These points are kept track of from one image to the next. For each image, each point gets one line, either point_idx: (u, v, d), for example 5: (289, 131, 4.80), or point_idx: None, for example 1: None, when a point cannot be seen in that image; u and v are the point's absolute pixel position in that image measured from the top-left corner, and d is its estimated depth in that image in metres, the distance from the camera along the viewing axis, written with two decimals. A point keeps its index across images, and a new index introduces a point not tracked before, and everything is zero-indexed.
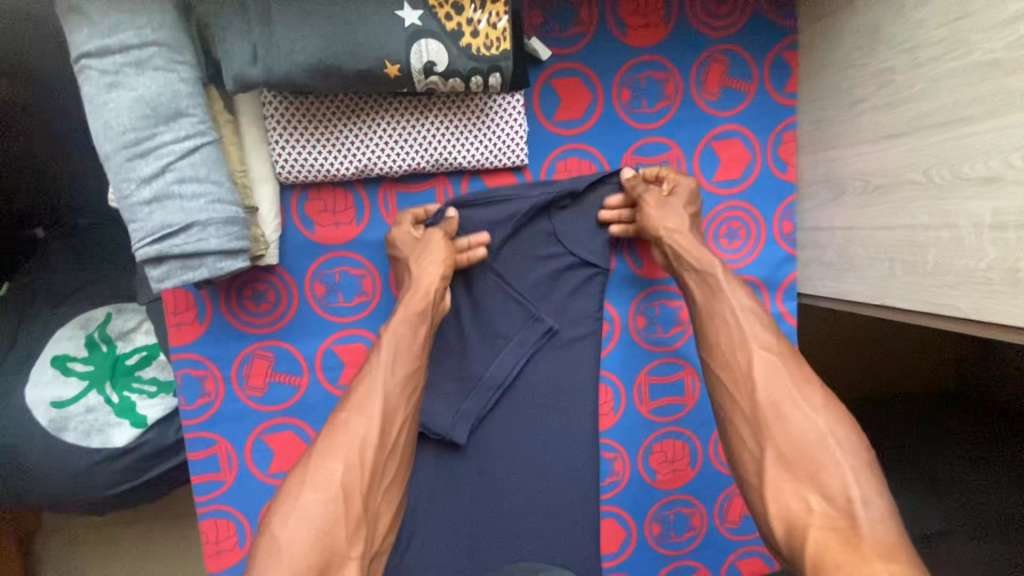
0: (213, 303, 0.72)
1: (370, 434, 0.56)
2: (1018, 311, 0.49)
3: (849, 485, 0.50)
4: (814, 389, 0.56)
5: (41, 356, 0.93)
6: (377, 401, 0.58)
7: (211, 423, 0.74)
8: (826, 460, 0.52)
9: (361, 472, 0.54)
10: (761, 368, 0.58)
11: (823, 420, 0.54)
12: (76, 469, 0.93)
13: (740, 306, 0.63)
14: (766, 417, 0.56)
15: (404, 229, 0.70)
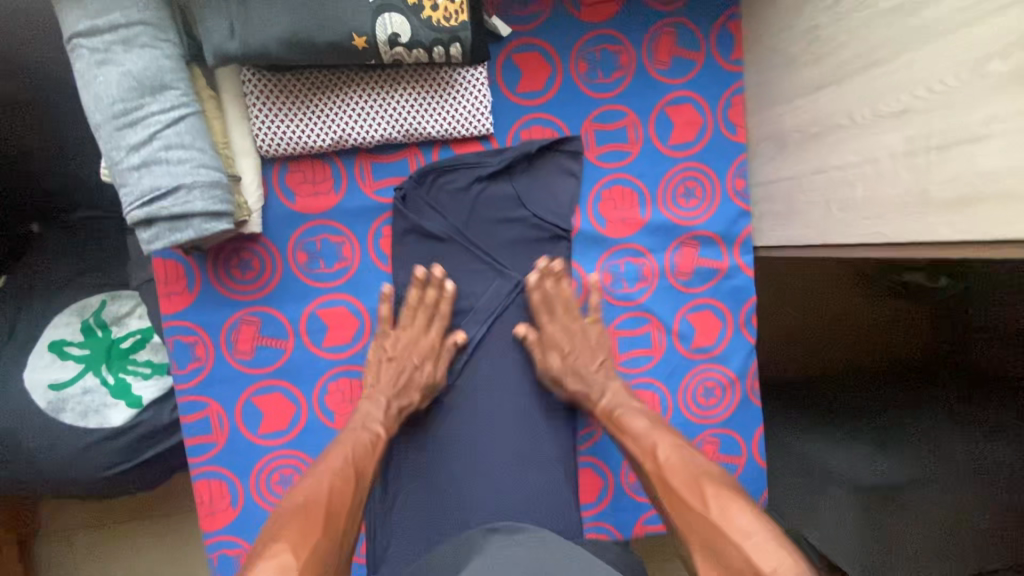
0: (201, 273, 0.76)
1: (331, 493, 0.61)
2: (930, 227, 0.54)
3: (751, 564, 0.52)
4: (730, 510, 0.57)
5: (40, 341, 0.97)
6: (337, 469, 0.63)
7: (202, 388, 0.78)
8: (727, 547, 0.54)
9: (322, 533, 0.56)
10: (660, 482, 0.65)
11: (739, 536, 0.54)
12: (75, 449, 0.96)
13: (657, 450, 0.66)
14: (678, 525, 0.60)
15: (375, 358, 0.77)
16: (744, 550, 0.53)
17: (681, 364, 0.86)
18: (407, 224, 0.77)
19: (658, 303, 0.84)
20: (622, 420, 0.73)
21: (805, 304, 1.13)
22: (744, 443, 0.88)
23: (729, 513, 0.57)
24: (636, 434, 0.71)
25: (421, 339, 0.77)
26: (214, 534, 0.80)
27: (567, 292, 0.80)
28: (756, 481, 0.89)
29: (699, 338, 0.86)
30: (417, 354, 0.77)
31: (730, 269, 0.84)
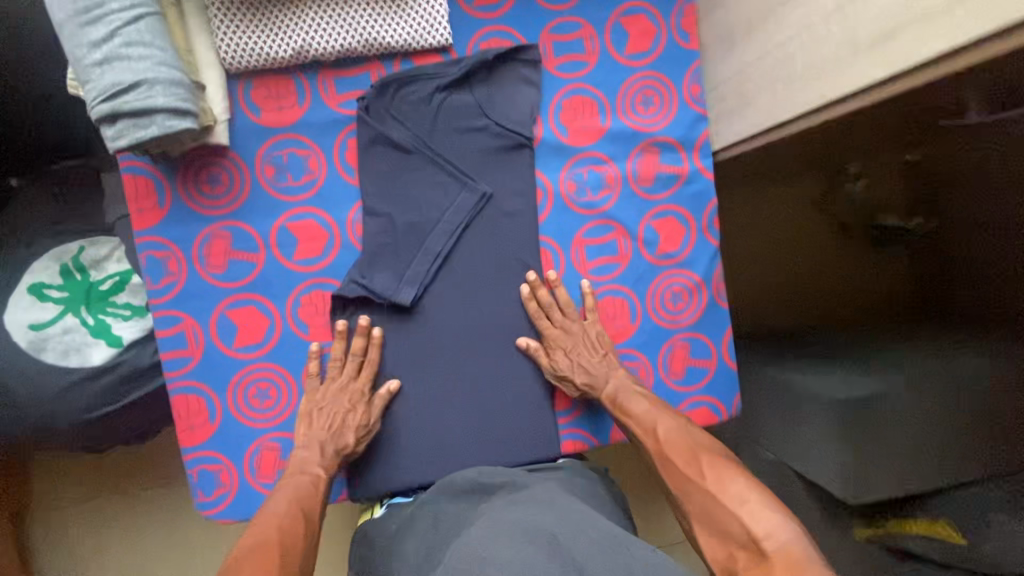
0: (171, 189, 0.78)
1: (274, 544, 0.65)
2: (864, 73, 0.57)
3: (747, 527, 0.62)
4: (718, 471, 0.70)
5: (19, 283, 0.98)
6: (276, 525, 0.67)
7: (176, 303, 0.79)
8: (723, 514, 0.65)
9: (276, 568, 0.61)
10: (663, 462, 0.75)
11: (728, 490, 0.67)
12: (55, 389, 0.98)
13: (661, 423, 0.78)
14: (680, 498, 0.71)
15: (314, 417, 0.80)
16: (741, 518, 0.63)
17: (647, 270, 0.88)
18: (372, 133, 0.80)
19: (622, 210, 0.86)
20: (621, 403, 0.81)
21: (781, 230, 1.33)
22: (713, 346, 0.90)
23: (725, 487, 0.67)
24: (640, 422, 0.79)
25: (347, 384, 0.81)
26: (193, 449, 0.81)
27: (565, 299, 0.85)
28: (727, 384, 0.91)
29: (664, 244, 0.88)
30: (346, 400, 0.80)
31: (691, 174, 0.87)
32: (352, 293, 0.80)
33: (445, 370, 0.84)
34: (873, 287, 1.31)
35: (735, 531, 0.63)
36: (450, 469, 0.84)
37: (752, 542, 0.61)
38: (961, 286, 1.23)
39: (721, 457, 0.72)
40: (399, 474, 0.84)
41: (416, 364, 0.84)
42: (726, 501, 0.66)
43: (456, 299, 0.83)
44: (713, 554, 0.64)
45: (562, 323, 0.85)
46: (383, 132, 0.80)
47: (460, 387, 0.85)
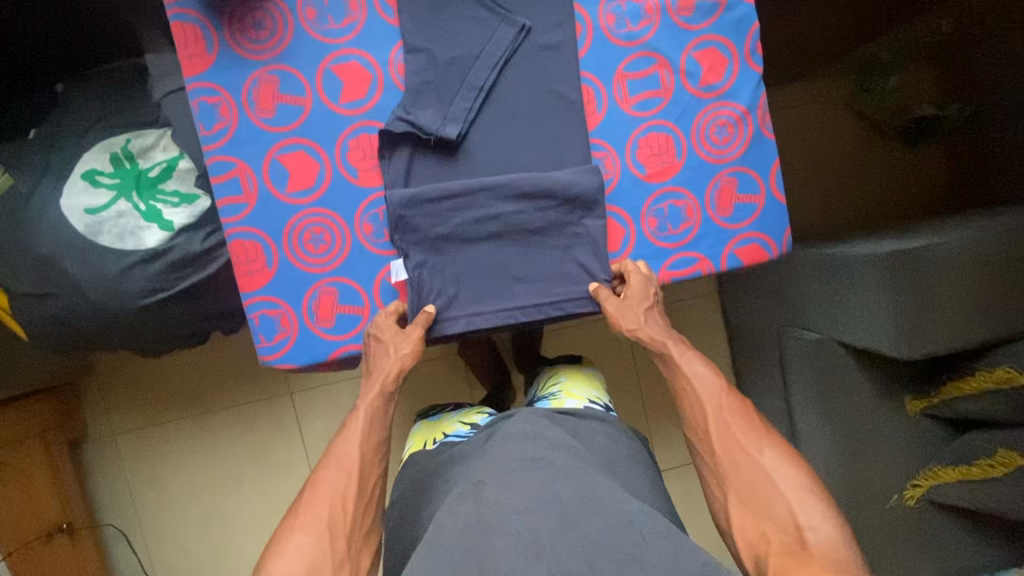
0: (218, 34, 0.79)
1: (348, 489, 0.75)
2: None
3: (796, 516, 0.72)
4: (758, 441, 0.80)
5: (73, 172, 1.02)
6: (354, 462, 0.78)
7: (229, 149, 0.81)
8: (774, 494, 0.75)
9: (344, 519, 0.73)
10: (715, 431, 0.83)
11: (767, 461, 0.78)
12: (113, 272, 1.01)
13: (695, 374, 0.89)
14: (723, 467, 0.80)
15: (376, 342, 0.82)
16: (791, 503, 0.73)
17: (691, 103, 0.87)
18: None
19: (663, 40, 0.86)
20: (679, 364, 0.91)
21: (794, 148, 1.58)
22: (761, 181, 0.89)
23: (778, 469, 0.77)
24: (693, 387, 0.88)
25: (408, 335, 0.81)
26: (252, 294, 0.83)
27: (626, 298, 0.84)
28: (776, 220, 0.90)
29: (706, 76, 0.87)
30: (402, 343, 0.81)
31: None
32: (399, 129, 0.81)
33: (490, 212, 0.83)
34: (901, 179, 1.60)
35: (781, 517, 0.73)
36: (522, 297, 0.84)
37: (795, 531, 0.71)
38: (995, 147, 1.46)
39: (766, 437, 0.81)
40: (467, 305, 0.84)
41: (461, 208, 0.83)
42: (771, 482, 0.76)
43: (500, 135, 0.84)
44: (744, 530, 0.75)
45: (636, 290, 0.84)
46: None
47: (507, 228, 0.84)
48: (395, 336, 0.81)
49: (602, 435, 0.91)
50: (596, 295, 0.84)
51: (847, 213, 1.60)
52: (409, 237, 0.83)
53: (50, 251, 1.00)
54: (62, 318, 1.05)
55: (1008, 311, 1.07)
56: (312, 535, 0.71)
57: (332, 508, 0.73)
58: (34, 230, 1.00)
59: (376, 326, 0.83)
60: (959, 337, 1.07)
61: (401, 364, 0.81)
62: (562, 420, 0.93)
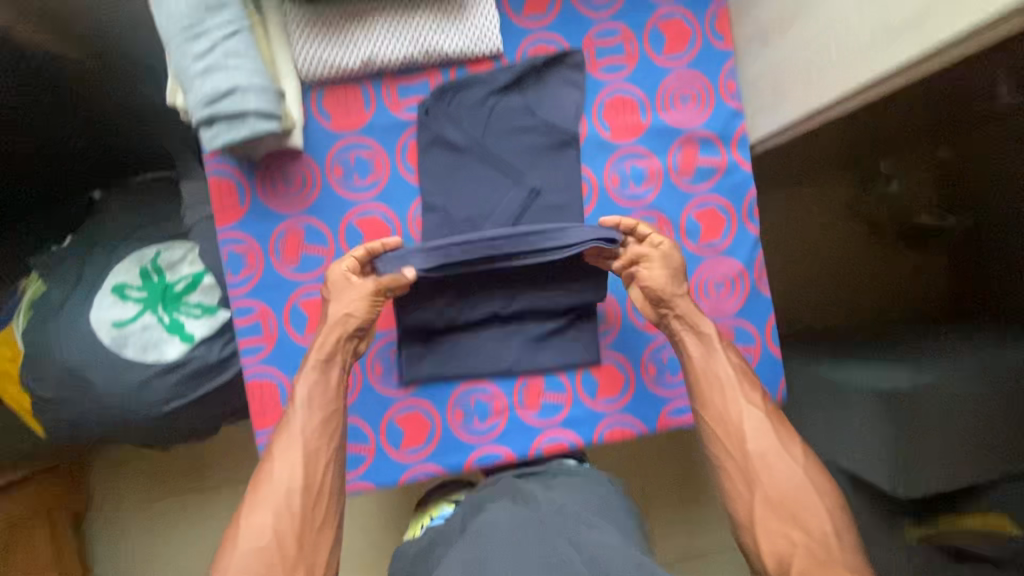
0: (250, 189, 0.85)
1: (295, 479, 0.74)
2: (895, 58, 0.60)
3: (825, 523, 0.73)
4: (792, 445, 0.79)
5: (103, 285, 1.07)
6: (299, 451, 0.75)
7: (253, 294, 0.86)
8: (809, 501, 0.74)
9: (291, 517, 0.71)
10: (749, 429, 0.79)
11: (801, 467, 0.77)
12: (134, 382, 1.06)
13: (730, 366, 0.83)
14: (755, 465, 0.78)
15: (337, 282, 0.82)
16: (825, 517, 0.74)
17: (691, 260, 0.91)
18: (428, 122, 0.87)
19: (665, 202, 0.91)
20: (718, 350, 0.83)
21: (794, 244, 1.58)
22: (758, 333, 0.92)
23: (814, 474, 0.77)
24: (731, 376, 0.82)
25: (360, 289, 0.81)
26: (265, 431, 0.86)
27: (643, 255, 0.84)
28: (773, 372, 0.92)
29: (706, 233, 0.91)
30: (348, 300, 0.80)
31: (729, 166, 0.91)
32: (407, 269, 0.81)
33: (497, 351, 0.89)
34: (906, 285, 1.58)
35: (812, 526, 0.73)
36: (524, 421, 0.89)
37: (822, 536, 0.72)
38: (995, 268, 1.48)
39: (799, 444, 0.80)
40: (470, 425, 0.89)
41: (463, 350, 0.89)
42: (805, 485, 0.76)
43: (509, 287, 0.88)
44: (768, 532, 0.73)
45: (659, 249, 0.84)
46: (442, 135, 0.87)
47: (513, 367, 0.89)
48: (359, 288, 0.81)
49: (579, 484, 0.85)
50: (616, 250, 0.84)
51: (846, 314, 1.59)
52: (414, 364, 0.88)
53: (76, 361, 1.05)
54: (81, 420, 1.09)
55: (1003, 450, 1.09)
56: (260, 540, 0.70)
57: (277, 518, 0.71)
58: (63, 340, 1.05)
59: (329, 280, 0.82)
60: (957, 478, 1.08)
61: (360, 313, 0.80)
62: (535, 484, 0.85)
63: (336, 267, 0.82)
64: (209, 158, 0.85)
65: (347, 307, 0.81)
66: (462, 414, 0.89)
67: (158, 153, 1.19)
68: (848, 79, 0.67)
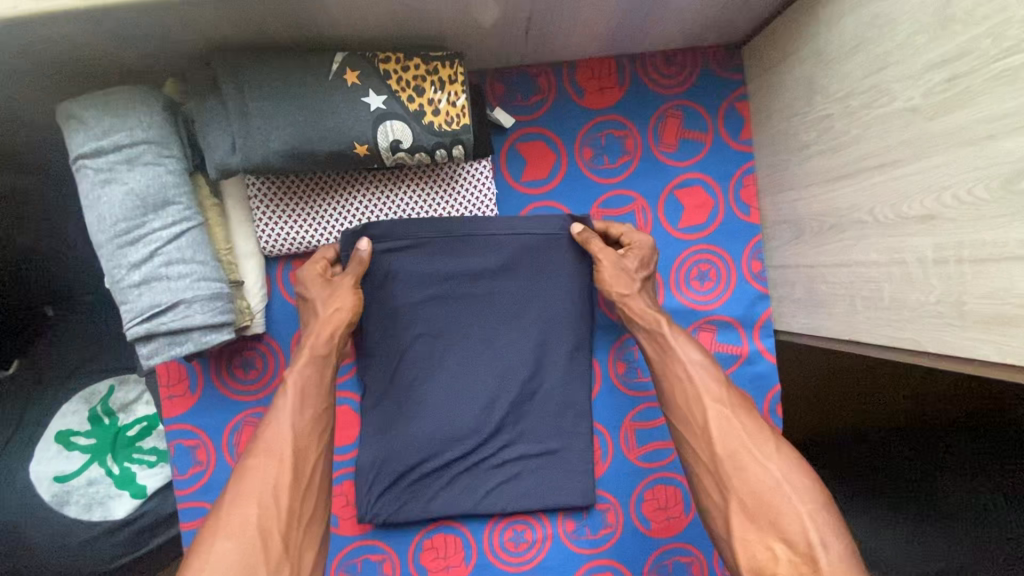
0: (203, 374, 0.75)
1: (281, 476, 0.60)
2: (968, 341, 0.49)
3: (808, 530, 0.55)
4: (767, 441, 0.62)
5: (47, 431, 0.96)
6: (286, 443, 0.62)
7: (202, 493, 0.75)
8: (785, 507, 0.57)
9: (278, 512, 0.58)
10: (715, 424, 0.64)
11: (776, 470, 0.59)
12: (76, 542, 0.95)
13: (691, 361, 0.68)
14: (725, 470, 0.61)
15: (313, 270, 0.71)
16: (805, 520, 0.56)
17: None
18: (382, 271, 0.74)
19: None
20: (674, 344, 0.69)
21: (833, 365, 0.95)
22: None
23: (792, 476, 0.59)
24: (692, 373, 0.67)
25: (328, 277, 0.71)
26: None
27: (597, 253, 0.74)
28: None
29: None
30: (325, 283, 0.71)
31: (751, 354, 0.80)
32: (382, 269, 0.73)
33: (463, 413, 0.76)
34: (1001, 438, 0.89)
35: (793, 536, 0.56)
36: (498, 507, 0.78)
37: (807, 547, 0.55)
38: None
39: (775, 436, 0.62)
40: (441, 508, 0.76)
41: (424, 406, 0.76)
42: (778, 493, 0.58)
43: (495, 488, 0.78)
44: (749, 550, 0.57)
45: (633, 249, 0.75)
46: (425, 317, 0.76)
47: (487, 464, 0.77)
48: (349, 284, 0.70)
49: None
50: (581, 239, 0.75)
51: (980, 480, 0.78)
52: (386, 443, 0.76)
53: (10, 517, 0.94)
54: None
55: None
56: (239, 539, 0.56)
57: (263, 507, 0.58)
58: None
59: (303, 279, 0.72)
60: None
61: (351, 316, 0.70)
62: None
63: (309, 269, 0.72)
64: None
65: (341, 299, 0.70)
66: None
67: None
68: (906, 336, 0.56)
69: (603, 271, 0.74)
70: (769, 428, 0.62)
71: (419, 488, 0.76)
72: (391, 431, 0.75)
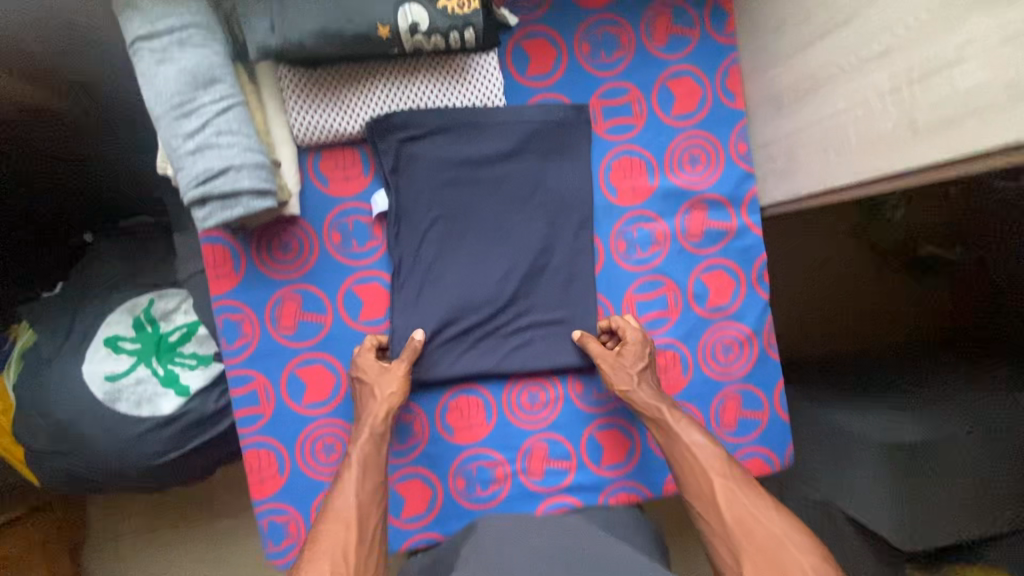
0: (246, 256, 0.83)
1: (348, 538, 0.70)
2: (921, 152, 0.58)
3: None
4: (766, 504, 0.74)
5: (95, 337, 1.05)
6: (352, 510, 0.73)
7: (249, 362, 0.84)
8: (789, 561, 0.68)
9: (347, 566, 0.68)
10: (722, 497, 0.75)
11: (777, 525, 0.71)
12: (128, 436, 1.04)
13: (695, 444, 0.79)
14: (735, 534, 0.72)
15: (367, 357, 0.82)
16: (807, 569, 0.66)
17: (698, 323, 0.90)
18: (392, 155, 0.82)
19: (673, 265, 0.89)
20: (677, 429, 0.81)
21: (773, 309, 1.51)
22: (765, 398, 0.91)
23: (789, 534, 0.70)
24: (695, 453, 0.79)
25: (377, 369, 0.81)
26: (263, 500, 0.85)
27: (598, 351, 0.84)
28: (778, 435, 0.91)
29: (713, 298, 0.89)
30: (376, 377, 0.80)
31: (739, 229, 0.89)
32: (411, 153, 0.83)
33: (481, 285, 0.85)
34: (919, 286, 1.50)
35: None
36: (514, 370, 0.86)
37: None
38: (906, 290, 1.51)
39: (775, 502, 0.74)
40: (462, 371, 0.85)
41: (444, 277, 0.85)
42: (783, 550, 0.69)
43: (511, 352, 0.86)
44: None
45: (636, 338, 0.85)
46: (442, 199, 0.84)
47: (502, 332, 0.86)
48: (402, 371, 0.81)
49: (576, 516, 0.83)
50: (581, 343, 0.85)
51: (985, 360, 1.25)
52: (413, 311, 0.84)
53: (68, 414, 1.03)
54: (76, 472, 1.08)
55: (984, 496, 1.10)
56: None
57: (336, 562, 0.67)
58: (56, 394, 1.03)
59: (359, 365, 0.82)
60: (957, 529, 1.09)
61: (400, 400, 0.81)
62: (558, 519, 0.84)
63: (360, 357, 0.82)
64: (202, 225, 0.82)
65: (393, 385, 0.80)
66: (465, 481, 0.87)
67: (154, 196, 1.16)
68: (869, 167, 0.65)
69: (609, 361, 0.83)
70: (767, 494, 0.73)
71: (440, 354, 0.85)
72: (415, 302, 0.84)
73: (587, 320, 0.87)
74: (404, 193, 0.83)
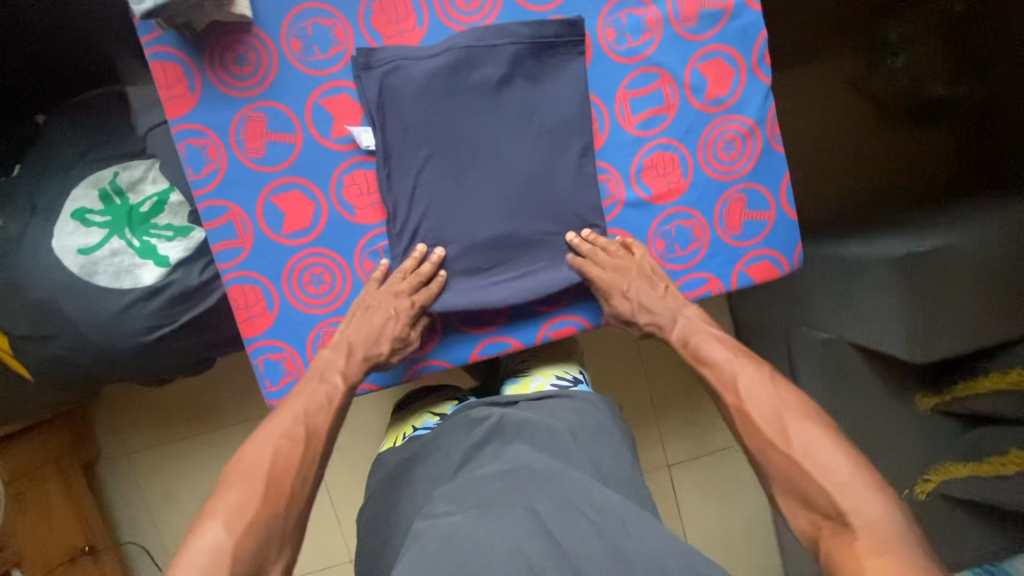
0: (199, 72, 0.76)
1: (300, 457, 0.66)
2: None
3: (836, 501, 0.58)
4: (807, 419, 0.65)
5: (62, 211, 0.99)
6: (311, 433, 0.68)
7: (220, 192, 0.78)
8: (812, 475, 0.61)
9: (293, 481, 0.64)
10: (740, 412, 0.70)
11: (800, 441, 0.63)
12: (111, 311, 0.99)
13: (722, 358, 0.75)
14: (759, 454, 0.66)
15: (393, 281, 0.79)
16: (832, 488, 0.59)
17: (696, 118, 0.84)
18: (375, 88, 0.78)
19: (665, 54, 0.83)
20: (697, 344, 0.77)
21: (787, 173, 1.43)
22: (771, 196, 0.87)
23: (818, 446, 0.62)
24: (728, 369, 0.73)
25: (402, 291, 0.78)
26: (254, 339, 0.81)
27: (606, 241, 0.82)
28: (787, 233, 0.88)
29: (711, 89, 0.84)
30: (392, 307, 0.77)
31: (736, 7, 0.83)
32: (390, 59, 0.78)
33: (462, 83, 0.79)
34: (917, 141, 1.46)
35: (820, 501, 0.60)
36: (503, 183, 0.80)
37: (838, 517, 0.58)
38: (907, 144, 1.46)
39: (807, 412, 0.65)
40: (450, 186, 0.80)
41: (419, 85, 0.78)
42: (814, 467, 0.61)
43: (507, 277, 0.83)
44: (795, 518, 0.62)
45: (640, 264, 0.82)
46: (430, 132, 0.79)
47: (486, 138, 0.80)
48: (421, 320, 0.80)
49: (566, 411, 0.84)
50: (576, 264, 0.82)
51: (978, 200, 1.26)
52: (390, 119, 0.79)
53: (48, 294, 0.98)
54: (65, 358, 1.04)
55: (999, 305, 1.03)
56: (257, 499, 0.60)
57: (284, 478, 0.63)
58: (29, 274, 0.98)
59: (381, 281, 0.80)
60: (978, 338, 1.04)
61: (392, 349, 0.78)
62: (542, 405, 0.85)
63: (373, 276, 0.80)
64: (148, 40, 0.75)
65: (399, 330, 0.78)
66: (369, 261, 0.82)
67: (105, 66, 1.08)
68: None
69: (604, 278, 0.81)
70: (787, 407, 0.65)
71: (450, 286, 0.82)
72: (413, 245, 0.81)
73: (577, 124, 0.81)
74: (390, 128, 0.79)
